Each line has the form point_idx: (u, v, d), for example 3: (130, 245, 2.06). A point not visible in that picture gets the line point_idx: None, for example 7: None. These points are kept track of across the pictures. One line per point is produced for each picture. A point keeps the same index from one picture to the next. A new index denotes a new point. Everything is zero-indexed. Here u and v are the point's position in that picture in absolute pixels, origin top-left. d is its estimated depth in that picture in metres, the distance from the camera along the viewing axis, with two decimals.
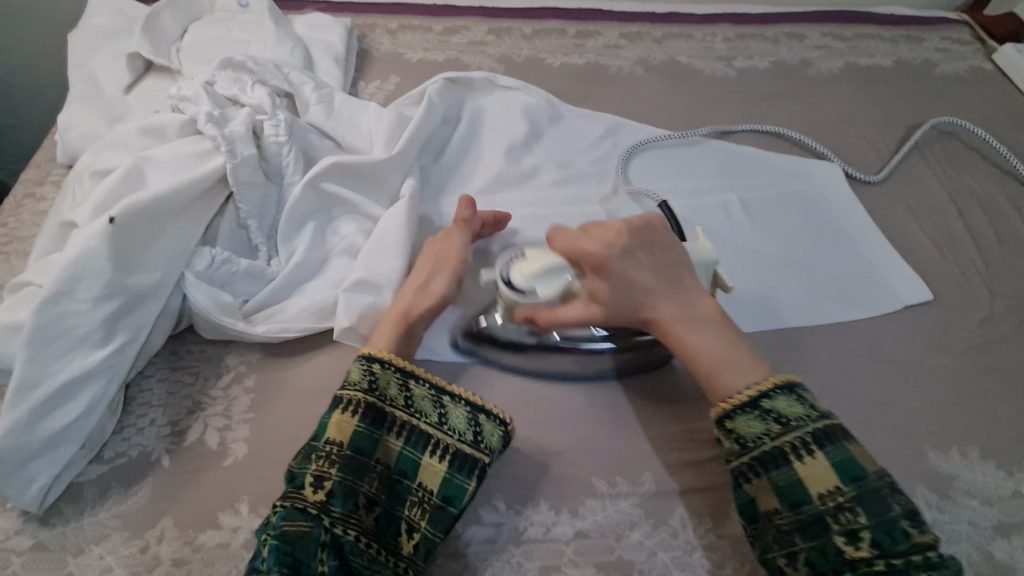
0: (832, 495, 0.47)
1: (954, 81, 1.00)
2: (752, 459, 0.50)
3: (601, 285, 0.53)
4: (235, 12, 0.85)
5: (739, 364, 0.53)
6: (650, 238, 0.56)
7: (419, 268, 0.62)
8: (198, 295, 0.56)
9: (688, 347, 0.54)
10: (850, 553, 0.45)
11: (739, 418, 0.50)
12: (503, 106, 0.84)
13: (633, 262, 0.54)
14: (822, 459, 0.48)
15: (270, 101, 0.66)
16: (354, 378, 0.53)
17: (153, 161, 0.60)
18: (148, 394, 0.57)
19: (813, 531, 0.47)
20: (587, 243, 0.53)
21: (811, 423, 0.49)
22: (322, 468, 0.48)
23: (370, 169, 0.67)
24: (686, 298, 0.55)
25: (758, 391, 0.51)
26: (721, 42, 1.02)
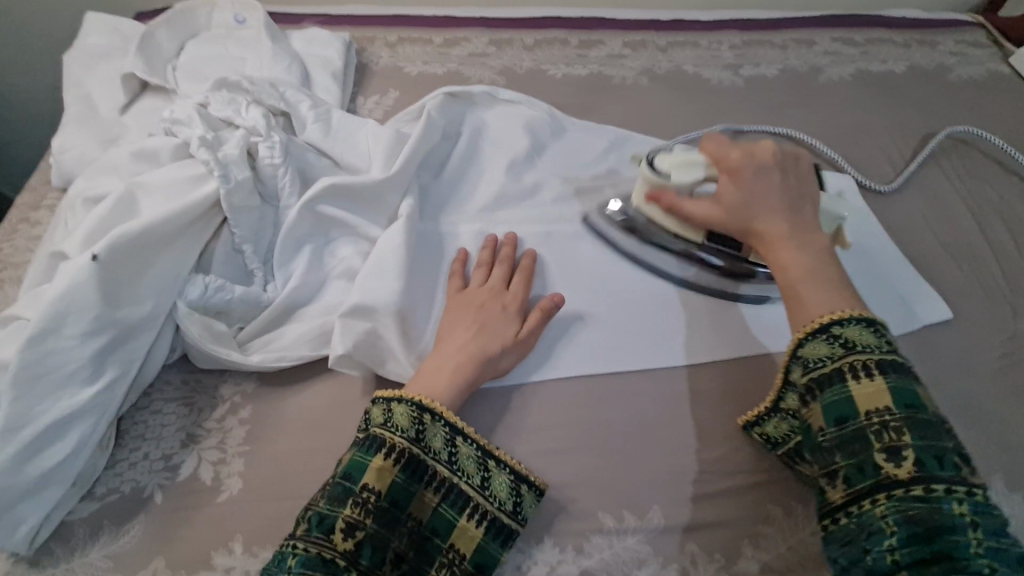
0: (881, 414, 0.44)
1: (970, 86, 0.97)
2: (806, 378, 0.47)
3: (728, 186, 0.57)
4: (232, 28, 0.84)
5: (834, 287, 0.50)
6: (791, 169, 0.58)
7: (498, 335, 0.59)
8: (190, 325, 0.55)
9: (784, 258, 0.52)
10: (891, 472, 0.42)
11: (806, 341, 0.48)
12: (505, 120, 0.82)
13: (766, 178, 0.56)
14: (881, 383, 0.44)
15: (265, 122, 0.64)
16: (401, 423, 0.51)
17: (145, 187, 0.58)
18: (142, 427, 0.55)
19: (855, 449, 0.44)
20: (730, 151, 0.59)
21: (879, 352, 0.46)
22: (355, 516, 0.47)
23: (368, 190, 0.66)
24: (807, 224, 0.55)
25: (848, 313, 0.48)
26: (727, 49, 1.00)
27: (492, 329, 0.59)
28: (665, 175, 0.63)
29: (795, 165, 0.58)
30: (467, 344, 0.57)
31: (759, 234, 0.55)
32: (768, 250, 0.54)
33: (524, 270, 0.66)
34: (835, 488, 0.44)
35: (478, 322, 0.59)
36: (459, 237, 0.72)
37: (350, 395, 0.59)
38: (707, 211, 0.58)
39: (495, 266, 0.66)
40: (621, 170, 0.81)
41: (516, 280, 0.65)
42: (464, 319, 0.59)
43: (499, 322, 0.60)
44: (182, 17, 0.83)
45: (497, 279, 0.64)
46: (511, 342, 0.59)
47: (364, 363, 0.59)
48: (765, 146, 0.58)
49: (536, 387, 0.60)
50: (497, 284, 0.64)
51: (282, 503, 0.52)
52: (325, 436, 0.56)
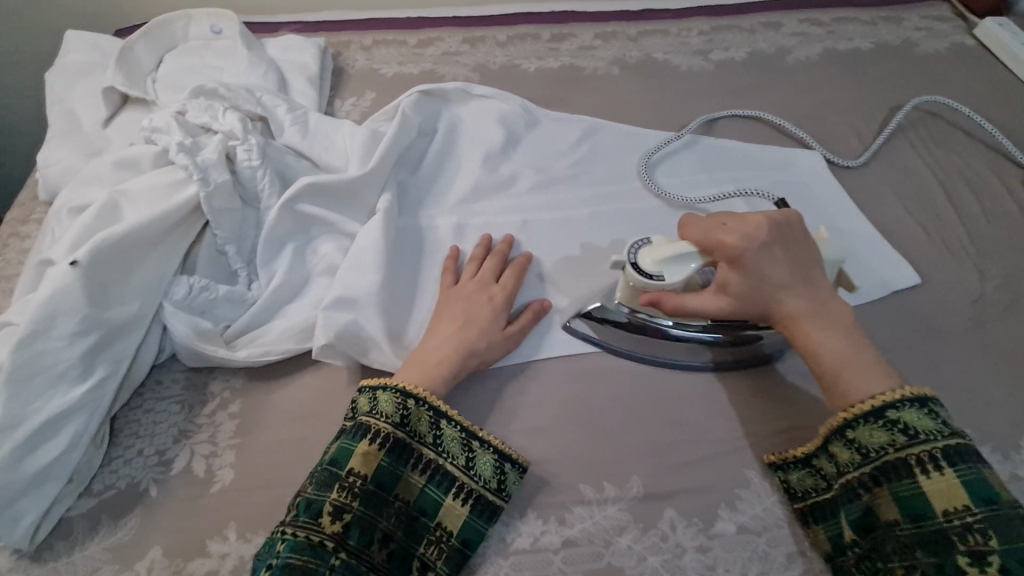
0: (960, 513, 0.46)
1: (936, 59, 0.99)
2: (869, 468, 0.50)
3: (733, 277, 0.55)
4: (209, 39, 0.86)
5: (867, 367, 0.52)
6: (786, 237, 0.56)
7: (481, 325, 0.60)
8: (177, 324, 0.57)
9: (813, 344, 0.54)
10: (973, 574, 0.44)
11: (860, 425, 0.51)
12: (479, 115, 0.84)
13: (771, 257, 0.55)
14: (951, 476, 0.47)
15: (242, 126, 0.66)
16: (385, 411, 0.53)
17: (129, 194, 0.60)
18: (135, 425, 0.57)
19: (934, 547, 0.46)
20: (722, 237, 0.55)
21: (943, 438, 0.49)
22: (342, 499, 0.50)
23: (345, 187, 0.68)
24: (819, 295, 0.55)
25: (896, 396, 0.51)
26: (697, 35, 1.02)
27: (478, 321, 0.61)
28: (658, 273, 0.56)
29: (788, 231, 0.56)
30: (451, 337, 0.59)
31: (783, 318, 0.55)
32: (794, 333, 0.55)
33: (515, 267, 0.67)
34: None
35: (464, 313, 0.61)
36: (438, 229, 0.73)
37: (335, 385, 0.60)
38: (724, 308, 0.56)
39: (487, 259, 0.68)
40: (595, 157, 0.83)
41: (505, 276, 0.66)
42: (451, 313, 0.61)
43: (481, 313, 0.61)
44: (160, 30, 0.85)
45: (487, 272, 0.66)
46: (497, 336, 0.60)
47: (347, 354, 0.60)
48: (755, 222, 0.56)
49: (516, 368, 0.62)
50: (486, 278, 0.65)
51: (272, 491, 0.54)
52: (312, 425, 0.58)
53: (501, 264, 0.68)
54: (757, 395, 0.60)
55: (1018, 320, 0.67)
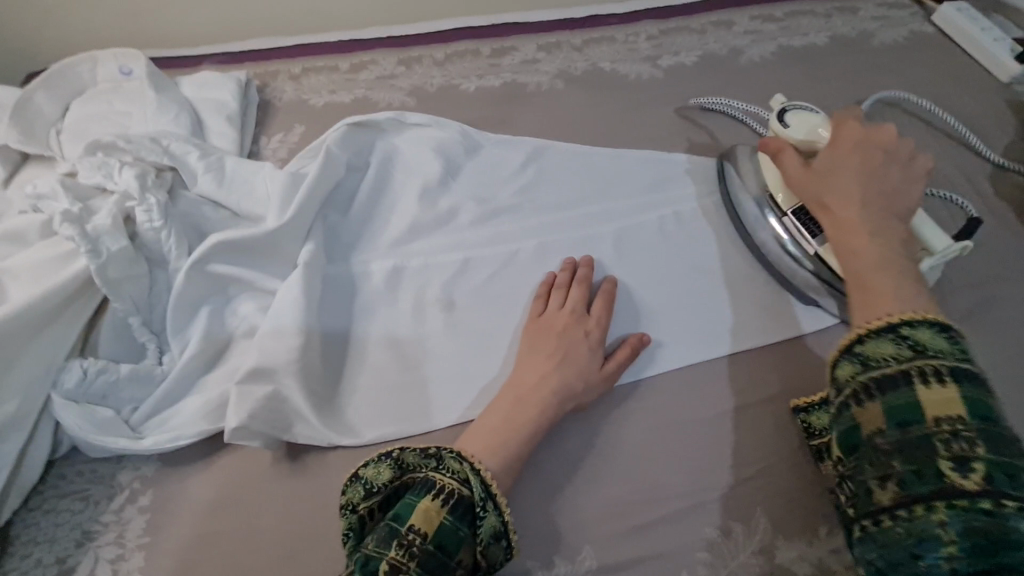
0: (951, 422, 0.39)
1: (894, 50, 0.95)
2: (861, 377, 0.42)
3: (824, 159, 0.58)
4: (118, 81, 0.79)
5: (903, 283, 0.46)
6: (901, 160, 0.56)
7: (576, 360, 0.56)
8: (68, 416, 0.51)
9: (850, 236, 0.51)
10: (955, 482, 0.37)
11: (867, 337, 0.43)
12: (415, 144, 0.78)
13: (865, 160, 0.56)
14: (953, 391, 0.40)
15: (140, 183, 0.60)
16: (451, 467, 0.49)
17: (12, 271, 0.55)
18: (32, 531, 0.51)
19: (914, 455, 0.39)
20: (851, 129, 0.59)
21: (953, 359, 0.41)
22: (399, 559, 0.44)
23: (261, 242, 0.62)
24: (887, 216, 0.52)
25: (915, 314, 0.43)
26: (645, 40, 0.97)
27: (576, 361, 0.56)
28: (783, 128, 0.65)
29: (909, 158, 0.56)
30: (548, 375, 0.55)
31: (829, 211, 0.54)
32: (837, 224, 0.53)
33: (604, 295, 0.62)
34: (881, 491, 0.39)
35: (562, 346, 0.57)
36: (372, 275, 0.68)
37: (258, 467, 0.55)
38: (799, 178, 0.59)
39: (574, 287, 0.63)
40: (541, 181, 0.77)
41: (597, 304, 0.62)
42: (545, 348, 0.57)
43: (577, 346, 0.57)
44: (62, 76, 0.78)
45: (576, 301, 0.62)
46: (595, 377, 0.56)
47: (266, 432, 0.55)
48: (890, 130, 0.57)
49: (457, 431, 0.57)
50: (578, 309, 0.61)
51: None
52: (233, 515, 0.52)
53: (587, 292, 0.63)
54: (717, 441, 0.56)
55: (989, 334, 0.63)
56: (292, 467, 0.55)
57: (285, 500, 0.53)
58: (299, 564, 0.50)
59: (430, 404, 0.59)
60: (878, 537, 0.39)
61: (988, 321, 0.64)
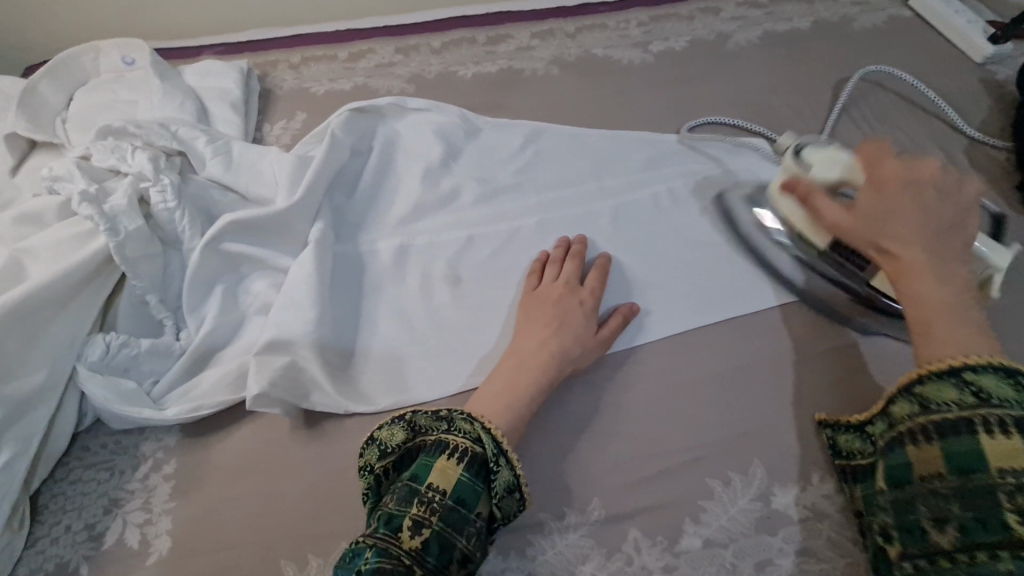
0: (1015, 474, 0.41)
1: (874, 33, 0.99)
2: (924, 419, 0.46)
3: (869, 198, 0.55)
4: (121, 71, 0.81)
5: (969, 331, 0.48)
6: (954, 192, 0.54)
7: (575, 330, 0.59)
8: (94, 388, 0.53)
9: (914, 286, 0.51)
10: (1017, 533, 0.40)
11: (929, 379, 0.47)
12: (416, 128, 0.80)
13: (920, 197, 0.53)
14: (1018, 441, 0.42)
15: (153, 165, 0.62)
16: (462, 428, 0.50)
17: (32, 251, 0.56)
18: (60, 499, 0.53)
19: (975, 501, 0.42)
20: (889, 162, 0.56)
21: (1020, 409, 0.43)
22: (421, 514, 0.46)
23: (272, 221, 0.64)
24: (949, 255, 0.52)
25: (980, 359, 0.45)
26: (635, 27, 1.00)
27: (572, 327, 0.59)
28: (806, 166, 0.64)
29: (959, 186, 0.54)
30: (548, 343, 0.58)
31: (891, 258, 0.53)
32: (899, 272, 0.52)
33: (599, 268, 0.66)
34: (939, 533, 0.43)
35: (558, 316, 0.60)
36: (379, 254, 0.70)
37: (278, 434, 0.57)
38: (847, 224, 0.56)
39: (568, 260, 0.66)
40: (540, 163, 0.80)
41: (591, 275, 0.65)
42: (543, 318, 0.60)
43: (575, 316, 0.60)
44: (66, 66, 0.79)
45: (571, 273, 0.65)
46: (591, 342, 0.59)
47: (284, 401, 0.57)
48: (932, 163, 0.55)
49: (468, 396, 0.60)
50: (572, 280, 0.64)
51: (215, 555, 0.51)
52: (257, 480, 0.54)
53: (581, 266, 0.66)
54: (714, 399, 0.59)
55: None
56: (310, 433, 0.57)
57: (306, 464, 0.55)
58: (322, 522, 0.52)
59: (439, 373, 0.61)
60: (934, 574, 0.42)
61: None
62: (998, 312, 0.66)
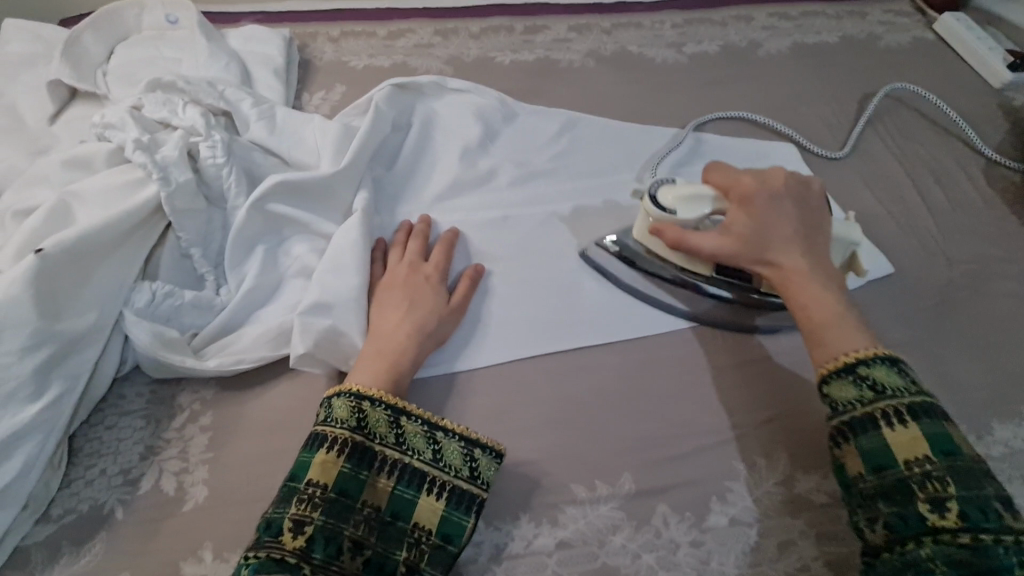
0: (920, 462, 0.46)
1: (899, 52, 1.02)
2: (836, 421, 0.50)
3: (740, 217, 0.59)
4: (164, 29, 0.81)
5: (853, 327, 0.53)
6: (804, 198, 0.60)
7: (428, 308, 0.60)
8: (140, 333, 0.54)
9: (804, 295, 0.55)
10: (934, 521, 0.44)
11: (831, 380, 0.51)
12: (455, 108, 0.81)
13: (780, 207, 0.58)
14: (915, 429, 0.47)
15: (205, 121, 0.62)
16: (341, 416, 0.51)
17: (80, 195, 0.56)
18: (96, 443, 0.53)
19: (895, 495, 0.46)
20: (742, 179, 0.60)
21: (909, 395, 0.49)
22: (302, 512, 0.47)
23: (318, 185, 0.64)
24: (818, 258, 0.58)
25: (868, 354, 0.51)
26: (670, 28, 1.02)
27: (423, 304, 0.60)
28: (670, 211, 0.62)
29: (807, 190, 0.61)
30: (401, 325, 0.57)
31: (780, 269, 0.56)
32: (788, 281, 0.56)
33: (443, 243, 0.67)
34: (872, 531, 0.47)
35: (409, 299, 0.60)
36: None
37: (316, 394, 0.58)
38: (723, 247, 0.58)
39: (410, 241, 0.66)
40: (575, 151, 0.81)
41: (435, 251, 0.65)
42: (393, 302, 0.59)
43: (426, 294, 0.61)
44: (109, 20, 0.79)
45: (414, 253, 0.65)
46: (445, 314, 0.60)
47: (327, 362, 0.58)
48: (778, 172, 0.60)
49: (505, 369, 0.61)
50: (416, 259, 0.64)
51: (251, 506, 0.51)
52: (291, 436, 0.55)
53: (424, 244, 0.66)
54: (742, 385, 0.61)
55: (983, 307, 0.70)
56: None
57: None
58: None
59: (476, 346, 0.62)
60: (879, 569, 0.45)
61: (984, 295, 0.71)
62: (1011, 323, 0.69)
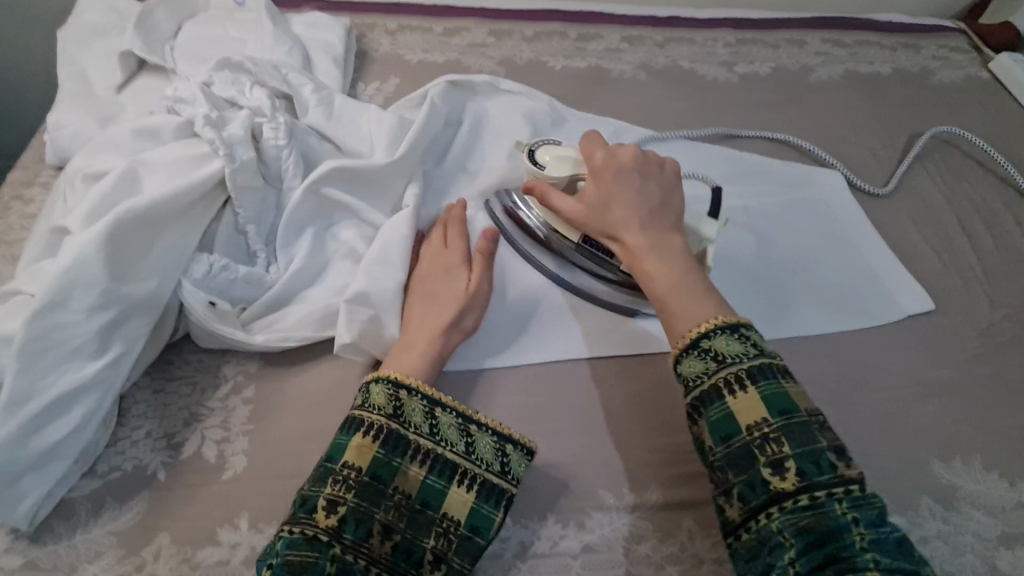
0: (760, 427, 0.46)
1: (952, 89, 1.01)
2: (688, 398, 0.49)
3: (592, 191, 0.59)
4: (231, 10, 0.83)
5: (697, 295, 0.53)
6: (653, 173, 0.60)
7: (449, 295, 0.60)
8: (195, 303, 0.55)
9: (648, 269, 0.55)
10: (776, 485, 0.44)
11: (681, 357, 0.50)
12: (506, 110, 0.82)
13: (626, 185, 0.59)
14: (754, 394, 0.46)
15: (270, 103, 0.64)
16: (378, 402, 0.52)
17: (148, 164, 0.58)
18: (144, 406, 0.55)
19: (742, 465, 0.45)
20: (597, 154, 0.61)
21: (747, 360, 0.48)
22: (337, 493, 0.48)
23: (372, 174, 0.66)
24: (665, 230, 0.57)
25: (711, 324, 0.50)
26: (722, 47, 1.02)
27: (442, 294, 0.60)
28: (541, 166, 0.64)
29: (657, 166, 0.61)
30: (427, 317, 0.58)
31: (626, 247, 0.57)
32: (634, 258, 0.56)
33: (457, 219, 0.66)
34: (731, 506, 0.45)
35: (430, 291, 0.60)
36: None
37: (354, 379, 0.59)
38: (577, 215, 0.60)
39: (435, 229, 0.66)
40: None
41: (453, 235, 0.65)
42: (416, 293, 0.60)
43: (446, 281, 0.61)
44: None
45: (436, 241, 0.65)
46: (463, 299, 0.59)
47: (370, 352, 0.59)
48: (629, 150, 0.61)
49: (539, 370, 0.62)
50: (437, 246, 0.64)
51: (286, 481, 0.52)
52: (328, 417, 0.56)
53: (445, 228, 0.66)
54: None
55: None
56: None
57: None
58: None
59: (515, 346, 0.63)
60: (740, 549, 0.44)
61: None
62: None
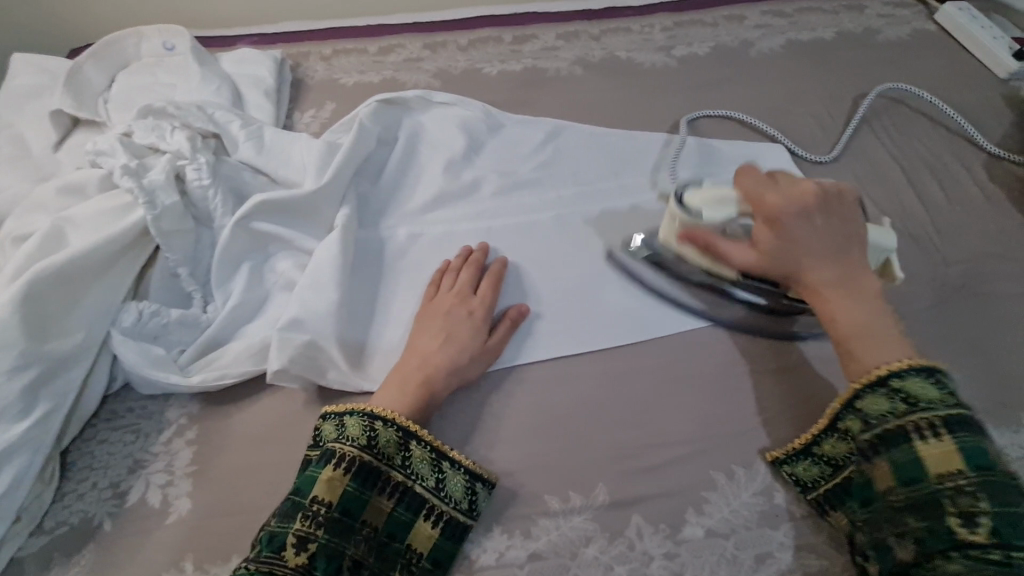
0: (954, 477, 0.43)
1: (898, 45, 0.99)
2: (868, 433, 0.48)
3: (766, 233, 0.56)
4: (161, 56, 0.84)
5: (886, 338, 0.51)
6: (836, 209, 0.57)
7: (461, 342, 0.59)
8: (126, 351, 0.56)
9: (832, 308, 0.53)
10: (964, 535, 0.41)
11: (864, 393, 0.49)
12: (441, 122, 0.82)
13: (809, 221, 0.56)
14: (950, 442, 0.45)
15: (190, 145, 0.65)
16: (353, 433, 0.52)
17: (72, 220, 0.59)
18: (88, 458, 0.56)
19: (923, 507, 0.44)
20: (767, 192, 0.57)
21: (945, 408, 0.46)
22: (306, 529, 0.48)
23: (300, 202, 0.66)
24: (851, 263, 0.55)
25: (901, 364, 0.49)
26: (659, 32, 1.01)
27: (460, 338, 0.59)
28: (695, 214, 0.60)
29: (839, 201, 0.58)
30: (431, 356, 0.58)
31: (806, 286, 0.55)
32: (819, 297, 0.54)
33: (493, 276, 0.65)
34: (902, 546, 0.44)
35: (444, 331, 0.60)
36: (398, 239, 0.72)
37: (291, 409, 0.59)
38: (752, 261, 0.57)
39: (464, 269, 0.66)
40: (559, 159, 0.81)
41: (485, 283, 0.65)
42: (432, 331, 0.60)
43: (464, 328, 0.60)
44: (109, 49, 0.82)
45: (463, 284, 0.64)
46: (476, 351, 0.59)
47: (303, 377, 0.59)
48: (807, 186, 0.57)
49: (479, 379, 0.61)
50: (465, 289, 0.64)
51: (229, 518, 0.53)
52: (271, 451, 0.56)
53: (478, 274, 0.66)
54: (724, 394, 0.60)
55: (981, 307, 0.68)
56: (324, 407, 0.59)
57: None
58: None
59: None
60: None
61: (982, 295, 0.69)
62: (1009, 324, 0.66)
